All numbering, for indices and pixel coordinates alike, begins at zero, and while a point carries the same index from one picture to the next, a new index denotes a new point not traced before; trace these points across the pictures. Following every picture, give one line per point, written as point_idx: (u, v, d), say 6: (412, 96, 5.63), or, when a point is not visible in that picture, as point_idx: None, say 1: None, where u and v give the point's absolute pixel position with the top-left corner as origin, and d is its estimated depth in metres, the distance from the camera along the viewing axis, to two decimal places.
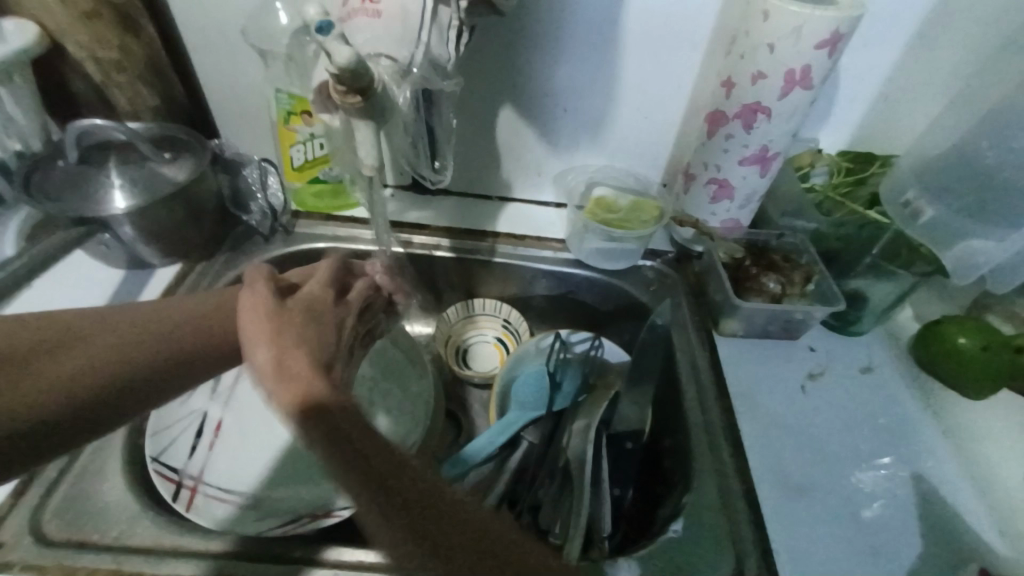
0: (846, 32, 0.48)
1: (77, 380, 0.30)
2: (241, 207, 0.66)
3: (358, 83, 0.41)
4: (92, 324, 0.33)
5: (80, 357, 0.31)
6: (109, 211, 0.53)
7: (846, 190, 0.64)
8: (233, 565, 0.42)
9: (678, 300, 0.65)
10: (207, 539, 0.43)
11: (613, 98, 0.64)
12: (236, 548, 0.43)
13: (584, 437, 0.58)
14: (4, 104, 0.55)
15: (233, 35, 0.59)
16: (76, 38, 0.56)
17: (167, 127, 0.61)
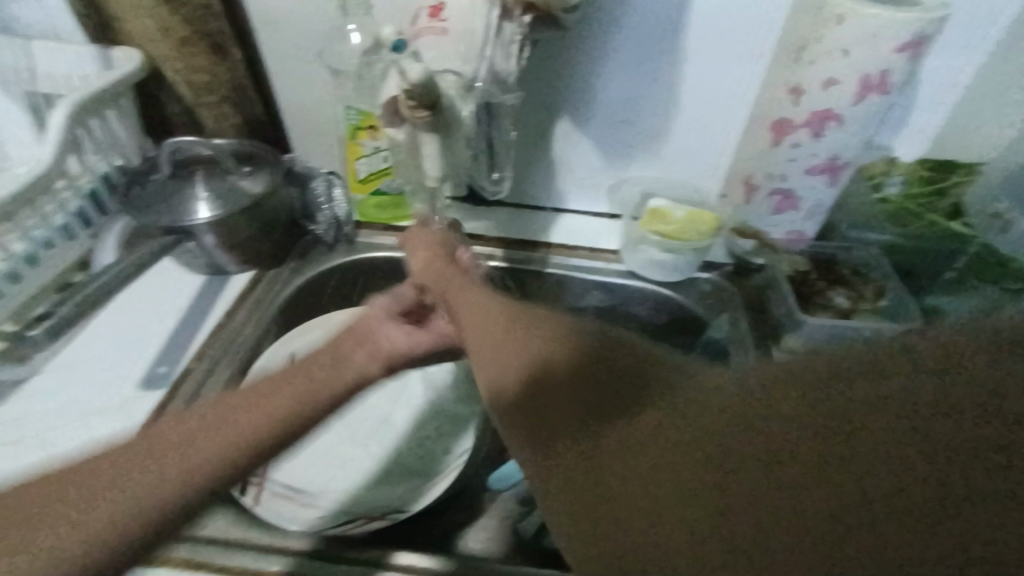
0: (930, 33, 0.46)
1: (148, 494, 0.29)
2: (309, 218, 0.70)
3: (429, 98, 0.43)
4: (143, 442, 0.32)
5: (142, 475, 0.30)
6: (194, 220, 0.58)
7: (923, 201, 0.60)
8: (311, 563, 0.43)
9: (737, 314, 0.64)
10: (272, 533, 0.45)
11: (670, 109, 0.63)
12: (313, 547, 0.44)
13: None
14: (111, 125, 0.62)
15: (307, 57, 0.63)
16: (174, 66, 0.62)
17: (244, 143, 0.65)
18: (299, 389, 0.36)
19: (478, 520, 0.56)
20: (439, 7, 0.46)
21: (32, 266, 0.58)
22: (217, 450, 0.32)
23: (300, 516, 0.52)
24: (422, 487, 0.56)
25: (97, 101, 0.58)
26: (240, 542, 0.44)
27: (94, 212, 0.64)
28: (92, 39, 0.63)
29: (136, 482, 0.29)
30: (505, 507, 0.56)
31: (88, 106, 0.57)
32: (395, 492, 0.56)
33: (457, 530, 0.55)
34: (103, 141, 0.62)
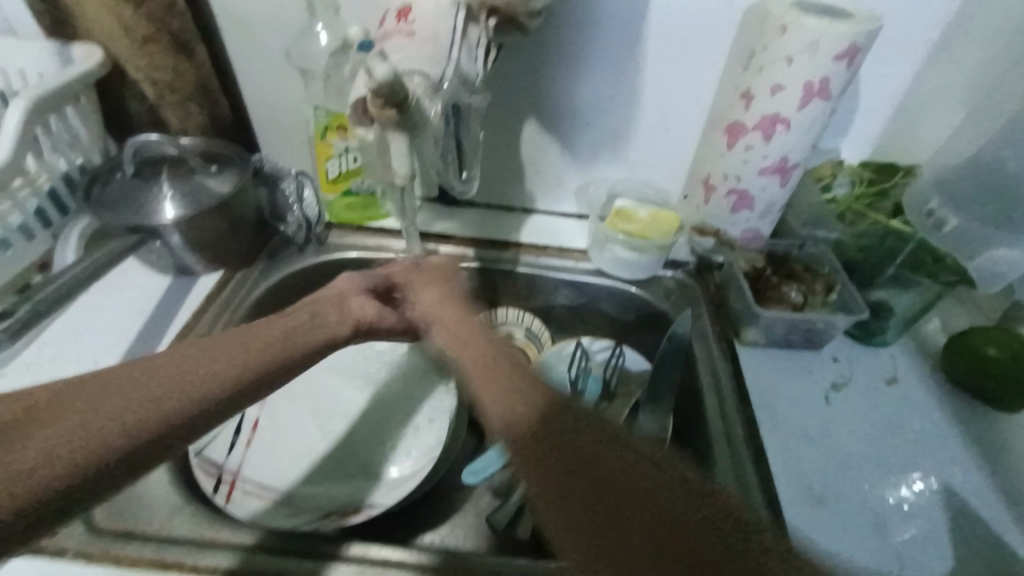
0: (863, 44, 0.50)
1: (134, 415, 0.30)
2: (278, 218, 0.70)
3: (396, 97, 0.44)
4: (113, 378, 0.32)
5: (131, 399, 0.31)
6: (160, 220, 0.57)
7: (868, 202, 0.63)
8: (255, 558, 0.44)
9: (699, 310, 0.66)
10: (241, 530, 0.45)
11: (632, 112, 0.66)
12: (260, 541, 0.45)
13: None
14: (71, 123, 0.61)
15: (275, 57, 0.63)
16: (136, 63, 0.62)
17: (213, 143, 0.65)
18: (272, 337, 0.40)
19: (450, 518, 0.57)
20: (406, 10, 0.48)
21: None
22: (201, 381, 0.34)
23: (273, 516, 0.51)
24: (397, 485, 0.55)
25: (56, 98, 0.57)
26: (206, 539, 0.45)
27: (53, 211, 0.62)
28: (51, 35, 0.62)
29: (121, 403, 0.31)
30: (477, 505, 0.58)
31: (47, 104, 0.56)
32: (372, 487, 0.55)
33: (428, 526, 0.57)
34: (62, 140, 0.60)
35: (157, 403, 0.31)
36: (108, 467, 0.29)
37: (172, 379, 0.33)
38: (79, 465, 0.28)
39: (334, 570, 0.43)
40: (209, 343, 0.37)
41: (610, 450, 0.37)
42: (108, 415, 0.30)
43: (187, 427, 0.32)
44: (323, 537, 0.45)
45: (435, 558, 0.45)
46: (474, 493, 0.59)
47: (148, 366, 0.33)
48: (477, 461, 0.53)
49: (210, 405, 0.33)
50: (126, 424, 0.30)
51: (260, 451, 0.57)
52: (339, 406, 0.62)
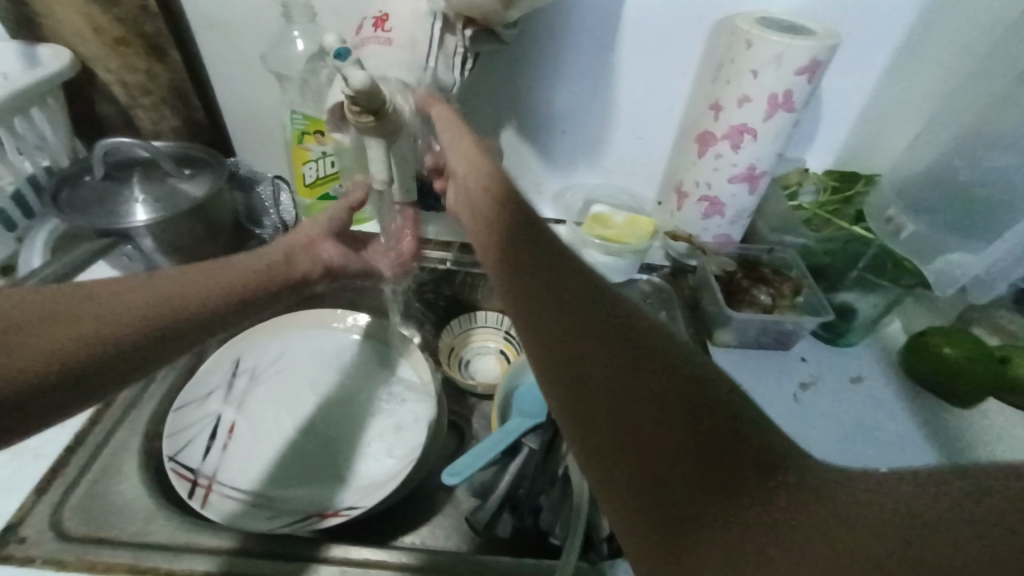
0: (824, 59, 0.52)
1: (98, 330, 0.33)
2: (255, 222, 0.70)
3: (373, 104, 0.43)
4: (75, 298, 0.34)
5: (98, 316, 0.33)
6: (132, 223, 0.56)
7: (832, 208, 0.66)
8: (240, 560, 0.44)
9: (673, 312, 0.68)
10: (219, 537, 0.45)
11: (608, 119, 0.67)
12: (244, 544, 0.45)
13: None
14: (39, 125, 0.59)
15: (250, 61, 0.63)
16: (107, 65, 0.61)
17: (187, 146, 0.64)
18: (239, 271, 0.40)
19: (432, 520, 0.58)
20: (383, 20, 0.48)
21: None
22: (166, 305, 0.35)
23: (254, 520, 0.50)
24: (378, 486, 0.54)
25: (22, 100, 0.56)
26: (187, 545, 0.45)
27: (19, 214, 0.61)
28: (17, 35, 0.61)
29: (90, 316, 0.33)
30: (458, 506, 0.59)
31: (13, 105, 0.55)
32: (355, 489, 0.55)
33: (410, 528, 0.57)
34: (30, 142, 0.59)
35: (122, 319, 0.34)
36: (56, 384, 0.31)
37: (135, 300, 0.35)
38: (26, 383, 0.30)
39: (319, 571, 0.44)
40: (177, 274, 0.38)
41: (657, 349, 0.29)
42: (56, 336, 0.31)
43: (131, 356, 0.34)
44: (305, 541, 0.45)
45: (416, 556, 0.45)
46: (454, 495, 0.59)
47: (125, 283, 0.36)
48: (458, 463, 0.53)
49: (144, 348, 0.34)
50: (77, 346, 0.32)
51: (237, 456, 0.56)
52: (321, 407, 0.62)
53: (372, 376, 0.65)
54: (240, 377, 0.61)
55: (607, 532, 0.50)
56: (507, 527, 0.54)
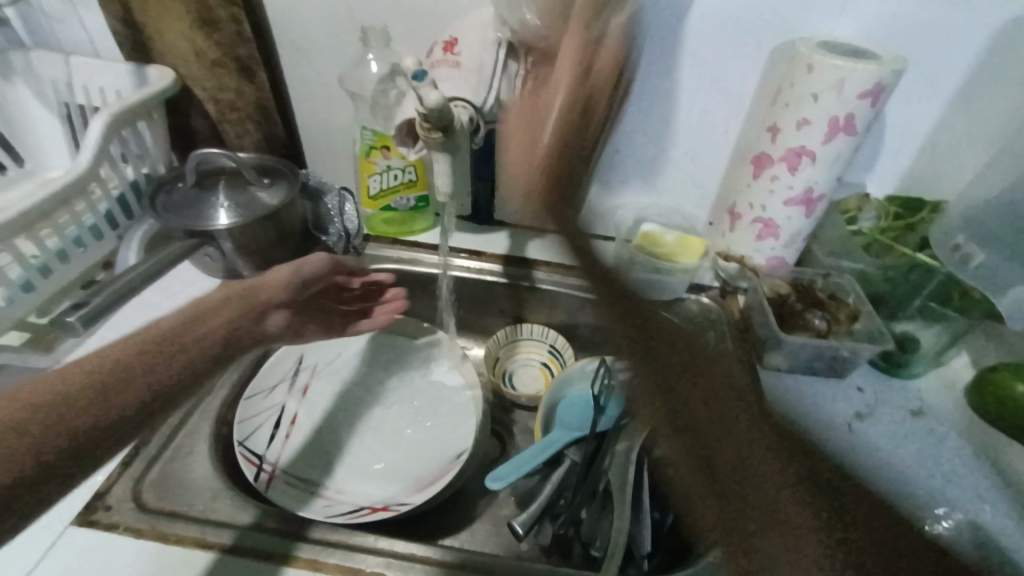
0: (888, 83, 0.52)
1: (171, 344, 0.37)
2: (320, 229, 0.75)
3: (442, 122, 0.47)
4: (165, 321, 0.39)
5: (111, 391, 0.33)
6: (216, 226, 0.62)
7: (894, 235, 0.65)
8: (252, 535, 0.46)
9: (722, 334, 0.67)
10: (265, 517, 0.48)
11: (663, 142, 0.68)
12: (255, 522, 0.48)
13: (625, 462, 0.53)
14: (144, 135, 0.66)
15: (329, 82, 0.69)
16: (204, 84, 0.68)
17: (266, 158, 0.70)
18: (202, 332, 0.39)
19: (470, 524, 0.59)
20: (453, 44, 0.53)
21: (62, 262, 0.60)
22: (145, 368, 0.35)
23: (310, 505, 0.54)
24: (424, 487, 0.56)
25: (133, 113, 0.63)
26: (205, 518, 0.47)
27: (122, 215, 0.67)
28: (132, 58, 0.69)
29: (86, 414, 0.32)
30: (497, 513, 0.60)
31: (126, 118, 0.62)
32: (399, 488, 0.57)
33: (449, 531, 0.58)
34: (133, 150, 0.65)
35: (134, 381, 0.34)
36: (97, 441, 0.32)
37: (107, 377, 0.33)
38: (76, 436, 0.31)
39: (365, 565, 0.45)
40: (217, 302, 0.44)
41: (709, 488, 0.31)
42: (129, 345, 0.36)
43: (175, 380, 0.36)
44: (311, 522, 0.48)
45: (457, 556, 0.47)
46: (495, 503, 0.61)
47: (146, 332, 0.37)
48: (501, 467, 0.55)
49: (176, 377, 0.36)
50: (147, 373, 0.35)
51: (300, 446, 0.59)
52: (377, 403, 0.65)
53: (425, 381, 0.67)
54: (302, 373, 0.65)
55: (649, 549, 0.50)
56: (548, 535, 0.55)
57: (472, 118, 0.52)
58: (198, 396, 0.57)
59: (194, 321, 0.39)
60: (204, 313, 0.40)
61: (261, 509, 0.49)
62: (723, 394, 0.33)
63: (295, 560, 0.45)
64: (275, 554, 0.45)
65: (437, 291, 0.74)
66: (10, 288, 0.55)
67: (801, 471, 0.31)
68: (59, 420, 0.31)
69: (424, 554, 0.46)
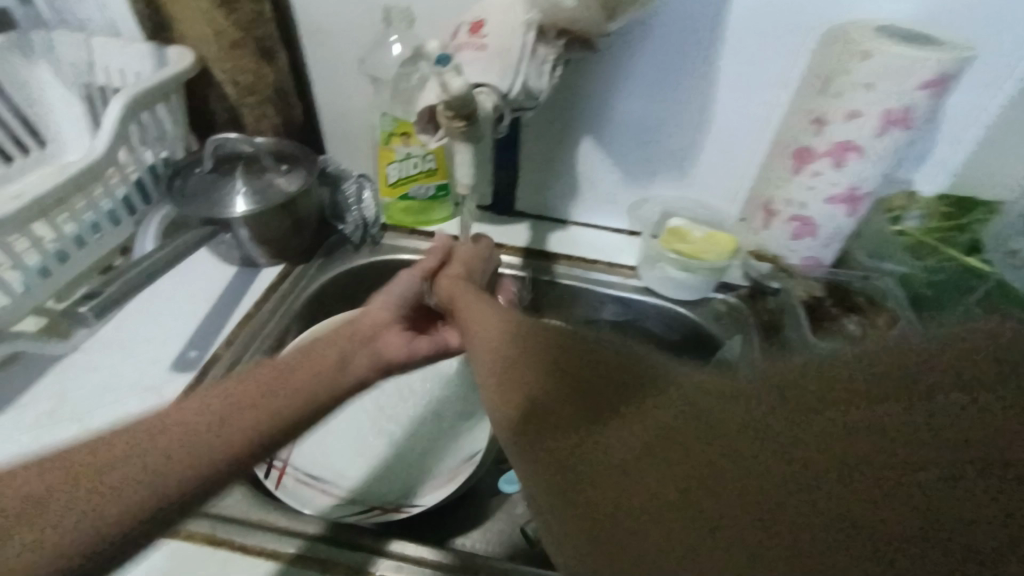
0: (951, 72, 0.49)
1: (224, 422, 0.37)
2: (338, 217, 0.73)
3: (467, 109, 0.45)
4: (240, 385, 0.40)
5: (167, 469, 0.35)
6: (232, 213, 0.61)
7: (941, 235, 0.62)
8: (317, 546, 0.45)
9: (750, 335, 0.65)
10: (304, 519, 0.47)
11: (696, 132, 0.65)
12: (321, 531, 0.46)
13: None
14: (161, 118, 0.65)
15: (350, 65, 0.66)
16: (222, 66, 0.66)
17: (284, 143, 0.68)
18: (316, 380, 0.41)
19: (483, 523, 0.57)
20: (479, 26, 0.50)
21: (79, 247, 0.60)
22: (200, 449, 0.36)
23: (318, 501, 0.53)
24: (432, 484, 0.56)
25: (151, 95, 0.61)
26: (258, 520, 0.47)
27: (139, 200, 0.66)
28: (150, 38, 0.67)
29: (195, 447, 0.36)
30: (511, 513, 0.58)
31: (143, 101, 0.61)
32: (405, 484, 0.57)
33: (461, 530, 0.57)
34: (151, 135, 0.64)
35: (192, 460, 0.35)
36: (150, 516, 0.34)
37: (184, 448, 0.36)
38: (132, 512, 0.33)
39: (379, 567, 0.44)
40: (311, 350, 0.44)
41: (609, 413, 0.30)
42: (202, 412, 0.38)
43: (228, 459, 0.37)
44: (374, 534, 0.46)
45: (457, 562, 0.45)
46: (509, 502, 0.59)
47: (219, 402, 0.38)
48: None
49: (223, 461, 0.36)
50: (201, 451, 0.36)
51: (308, 441, 0.59)
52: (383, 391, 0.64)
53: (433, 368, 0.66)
54: None
55: None
56: None
57: (498, 105, 0.49)
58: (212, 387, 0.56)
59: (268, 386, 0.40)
60: (285, 375, 0.40)
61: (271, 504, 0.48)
62: (735, 433, 0.25)
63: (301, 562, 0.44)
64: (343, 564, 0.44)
65: None
66: (28, 275, 0.55)
67: (660, 477, 0.26)
68: (115, 496, 0.33)
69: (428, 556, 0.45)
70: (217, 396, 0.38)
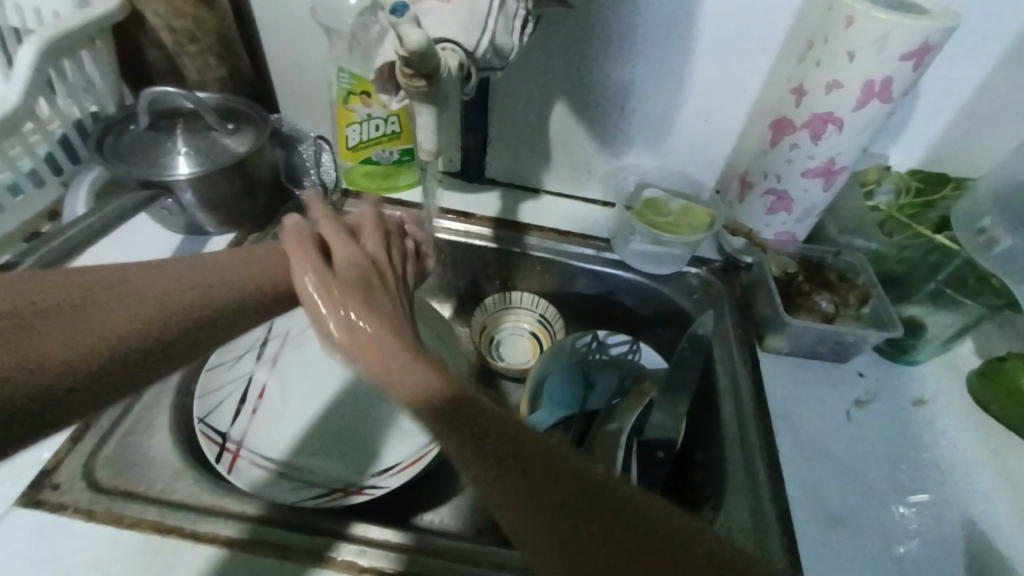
0: (935, 44, 0.46)
1: (167, 298, 0.36)
2: (294, 180, 0.68)
3: (427, 68, 0.41)
4: (208, 264, 0.40)
5: (96, 312, 0.34)
6: (175, 177, 0.55)
7: (912, 211, 0.61)
8: (263, 529, 0.43)
9: (722, 311, 0.63)
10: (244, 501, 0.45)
11: (674, 98, 0.62)
12: (267, 513, 0.44)
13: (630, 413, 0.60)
14: (87, 67, 0.58)
15: (302, 12, 0.60)
16: (155, 8, 0.59)
17: (231, 99, 0.63)
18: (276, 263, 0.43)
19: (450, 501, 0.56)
20: None
21: None
22: (140, 317, 0.35)
23: (277, 489, 0.49)
24: (394, 467, 0.53)
25: (71, 40, 0.54)
26: (212, 506, 0.45)
27: (67, 159, 0.59)
28: None
29: (90, 331, 0.33)
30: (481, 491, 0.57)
31: (62, 46, 0.54)
32: (362, 466, 0.54)
33: (430, 505, 0.55)
34: (78, 86, 0.58)
35: (128, 326, 0.34)
36: (104, 383, 0.33)
37: (106, 323, 0.33)
38: (86, 366, 0.32)
39: (337, 549, 0.43)
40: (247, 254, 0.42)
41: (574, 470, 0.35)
42: (143, 289, 0.36)
43: (193, 333, 0.37)
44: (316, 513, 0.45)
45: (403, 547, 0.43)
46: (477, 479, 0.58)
47: (195, 274, 0.39)
48: None
49: (150, 345, 0.35)
50: (143, 319, 0.35)
51: (268, 420, 0.56)
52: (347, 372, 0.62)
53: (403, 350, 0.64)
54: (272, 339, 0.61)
55: None
56: None
57: (463, 63, 0.45)
58: None
59: (219, 270, 0.40)
60: (232, 267, 0.41)
61: (224, 489, 0.46)
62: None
63: (246, 545, 0.42)
64: (297, 545, 0.43)
65: None
66: None
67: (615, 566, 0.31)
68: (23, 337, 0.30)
69: (380, 537, 0.44)
70: (198, 259, 0.41)
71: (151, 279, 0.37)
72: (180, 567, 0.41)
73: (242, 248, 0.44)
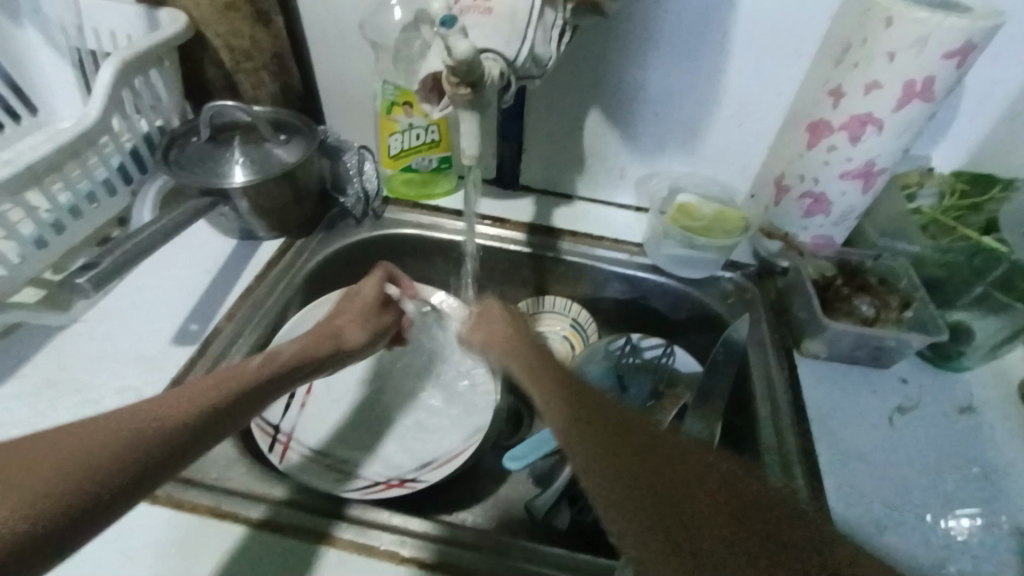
0: (979, 42, 0.46)
1: (164, 421, 0.34)
2: (338, 189, 0.70)
3: (471, 76, 0.43)
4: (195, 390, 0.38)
5: (89, 443, 0.31)
6: (230, 183, 0.59)
7: (956, 215, 0.60)
8: (301, 514, 0.45)
9: (757, 316, 0.63)
10: (293, 490, 0.47)
11: (708, 104, 0.63)
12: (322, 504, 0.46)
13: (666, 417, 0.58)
14: (155, 85, 0.63)
15: (349, 30, 0.64)
16: (216, 30, 0.64)
17: (282, 112, 0.67)
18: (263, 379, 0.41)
19: (482, 502, 0.57)
20: None
21: (74, 218, 0.59)
22: (124, 445, 0.31)
23: (325, 480, 0.53)
24: (433, 463, 0.56)
25: (143, 60, 0.59)
26: (263, 492, 0.47)
27: (135, 169, 0.64)
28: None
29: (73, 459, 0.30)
30: (516, 491, 0.58)
31: (135, 65, 0.58)
32: (403, 462, 0.56)
33: (464, 504, 0.57)
34: (146, 101, 0.63)
35: (107, 450, 0.31)
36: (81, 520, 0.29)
37: (89, 454, 0.30)
38: (66, 505, 0.28)
39: (379, 539, 0.44)
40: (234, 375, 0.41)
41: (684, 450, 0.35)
42: (138, 415, 0.34)
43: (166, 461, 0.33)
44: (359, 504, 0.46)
45: (441, 537, 0.45)
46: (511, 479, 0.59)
47: (190, 395, 0.37)
48: (519, 448, 0.53)
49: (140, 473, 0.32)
50: (135, 444, 0.32)
51: (316, 414, 0.59)
52: (392, 365, 0.64)
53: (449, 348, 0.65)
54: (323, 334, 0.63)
55: None
56: (566, 520, 0.52)
57: (505, 72, 0.47)
58: (212, 360, 0.55)
59: (211, 393, 0.38)
60: (218, 389, 0.38)
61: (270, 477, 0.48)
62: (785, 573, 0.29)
63: (295, 530, 0.44)
64: (343, 535, 0.44)
65: (456, 259, 0.72)
66: (23, 245, 0.54)
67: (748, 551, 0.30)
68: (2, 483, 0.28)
69: (421, 529, 0.45)
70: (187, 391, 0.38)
71: (143, 413, 0.34)
72: (234, 549, 0.43)
73: (225, 371, 0.41)
